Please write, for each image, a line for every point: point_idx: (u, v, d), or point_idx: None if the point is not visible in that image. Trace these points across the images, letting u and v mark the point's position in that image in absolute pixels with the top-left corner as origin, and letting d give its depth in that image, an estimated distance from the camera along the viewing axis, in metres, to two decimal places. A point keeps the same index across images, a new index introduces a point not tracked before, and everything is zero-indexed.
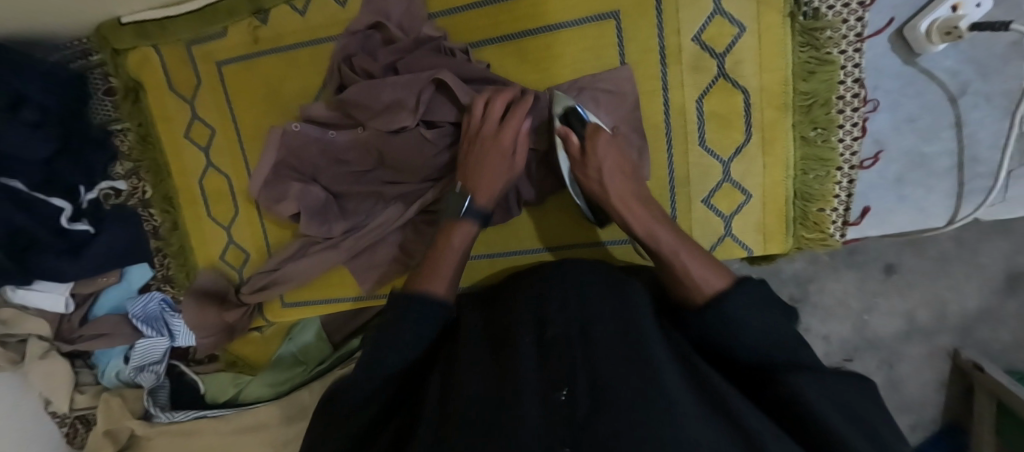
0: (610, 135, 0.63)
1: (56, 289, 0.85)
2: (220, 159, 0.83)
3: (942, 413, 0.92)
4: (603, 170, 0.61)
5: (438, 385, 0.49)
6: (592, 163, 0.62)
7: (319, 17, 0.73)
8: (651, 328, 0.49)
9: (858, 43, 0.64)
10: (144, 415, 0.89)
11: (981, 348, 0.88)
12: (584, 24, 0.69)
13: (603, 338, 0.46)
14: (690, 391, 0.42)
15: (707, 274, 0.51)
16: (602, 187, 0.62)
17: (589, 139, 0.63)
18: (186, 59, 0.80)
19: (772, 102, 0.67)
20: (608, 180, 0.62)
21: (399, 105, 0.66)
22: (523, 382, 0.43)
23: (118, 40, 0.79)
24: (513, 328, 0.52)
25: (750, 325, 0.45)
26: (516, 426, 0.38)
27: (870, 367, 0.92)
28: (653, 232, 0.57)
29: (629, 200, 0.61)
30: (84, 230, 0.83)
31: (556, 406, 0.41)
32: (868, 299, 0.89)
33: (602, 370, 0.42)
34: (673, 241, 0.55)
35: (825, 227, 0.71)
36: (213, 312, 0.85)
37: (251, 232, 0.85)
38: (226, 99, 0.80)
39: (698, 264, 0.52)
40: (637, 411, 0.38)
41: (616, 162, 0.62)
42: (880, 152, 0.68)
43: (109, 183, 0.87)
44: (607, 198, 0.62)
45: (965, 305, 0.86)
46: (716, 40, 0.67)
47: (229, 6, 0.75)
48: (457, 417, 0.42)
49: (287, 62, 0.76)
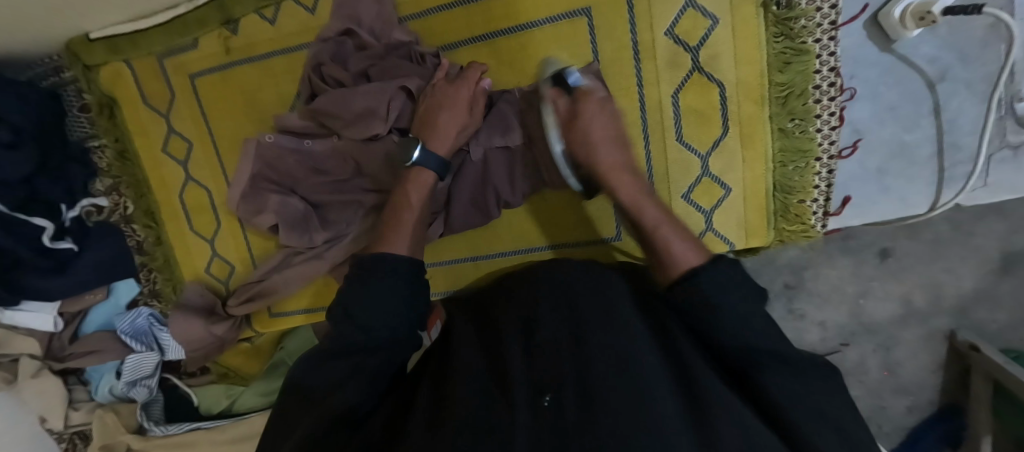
0: (602, 99, 0.61)
1: (44, 310, 0.85)
2: (201, 173, 0.83)
3: (940, 395, 0.92)
4: (591, 134, 0.59)
5: (426, 391, 0.49)
6: (580, 126, 0.59)
7: (290, 24, 0.72)
8: (631, 316, 0.49)
9: (833, 31, 0.63)
10: (138, 429, 0.91)
11: (976, 329, 0.88)
12: (558, 22, 0.68)
13: (595, 343, 0.44)
14: (666, 380, 0.43)
15: (684, 251, 0.52)
16: (589, 154, 0.59)
17: (580, 100, 0.61)
18: (158, 72, 0.79)
19: (749, 95, 0.67)
20: (599, 146, 0.59)
21: (365, 109, 0.65)
22: (512, 389, 0.42)
23: (89, 56, 0.78)
24: (503, 334, 0.51)
25: (737, 315, 0.46)
26: (502, 440, 0.37)
27: (867, 351, 0.92)
28: (639, 202, 0.58)
29: (620, 168, 0.59)
30: (68, 248, 0.82)
31: (542, 411, 0.40)
32: (864, 284, 0.89)
33: (591, 377, 0.41)
34: (656, 217, 0.57)
35: (806, 218, 0.71)
36: (200, 324, 0.84)
37: (234, 243, 0.84)
38: (200, 110, 0.80)
39: (677, 239, 0.53)
40: (625, 420, 0.37)
41: (605, 128, 0.60)
42: (859, 140, 0.68)
43: (90, 201, 0.85)
44: (595, 167, 0.59)
45: (961, 287, 0.86)
46: (690, 33, 0.66)
47: (197, 17, 0.74)
48: (444, 425, 0.41)
49: (260, 71, 0.75)
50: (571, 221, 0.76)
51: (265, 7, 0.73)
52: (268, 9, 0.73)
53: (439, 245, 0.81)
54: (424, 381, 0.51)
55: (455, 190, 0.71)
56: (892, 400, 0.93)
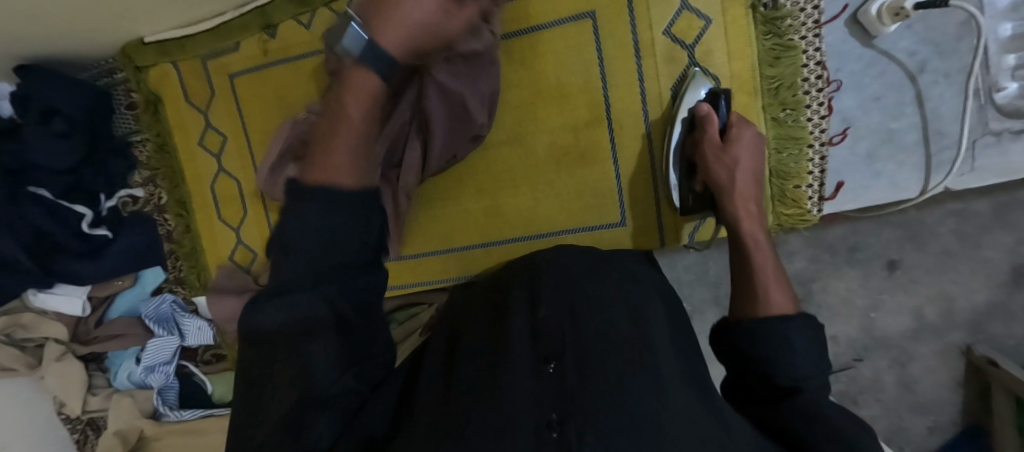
0: (756, 132, 0.66)
1: (73, 293, 0.89)
2: (231, 164, 0.89)
3: (961, 416, 0.89)
4: (739, 161, 0.63)
5: (439, 370, 0.53)
6: (731, 151, 0.64)
7: (323, 28, 0.80)
8: (617, 294, 0.54)
9: (817, 29, 0.69)
10: (153, 414, 0.94)
11: (994, 345, 0.87)
12: (566, 23, 0.75)
13: (587, 319, 0.49)
14: (665, 354, 0.48)
15: (777, 297, 0.53)
16: (730, 175, 0.63)
17: (735, 125, 0.66)
18: (202, 73, 0.87)
19: (742, 87, 0.72)
20: (739, 171, 0.63)
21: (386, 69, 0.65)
22: (513, 360, 0.46)
23: (141, 58, 0.87)
24: (507, 305, 0.55)
25: (802, 353, 0.47)
26: (507, 399, 0.42)
27: (882, 367, 0.91)
28: (756, 235, 0.60)
29: (749, 200, 0.62)
30: (103, 234, 0.88)
31: (546, 378, 0.44)
32: (873, 296, 0.89)
33: (586, 347, 0.46)
34: (768, 256, 0.58)
35: (802, 203, 0.74)
36: (233, 298, 0.87)
37: (257, 230, 0.89)
38: (237, 107, 0.87)
39: (775, 285, 0.55)
40: (615, 387, 0.42)
41: (752, 157, 0.64)
42: (847, 128, 0.73)
43: (127, 191, 0.92)
44: (730, 188, 0.63)
45: (973, 300, 0.86)
46: (685, 32, 0.72)
47: (241, 23, 0.82)
48: (458, 395, 0.46)
49: (292, 70, 0.83)
50: (574, 207, 0.80)
51: (301, 14, 0.81)
52: (304, 15, 0.81)
53: (451, 233, 0.86)
54: (432, 350, 0.57)
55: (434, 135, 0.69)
56: (912, 420, 0.91)
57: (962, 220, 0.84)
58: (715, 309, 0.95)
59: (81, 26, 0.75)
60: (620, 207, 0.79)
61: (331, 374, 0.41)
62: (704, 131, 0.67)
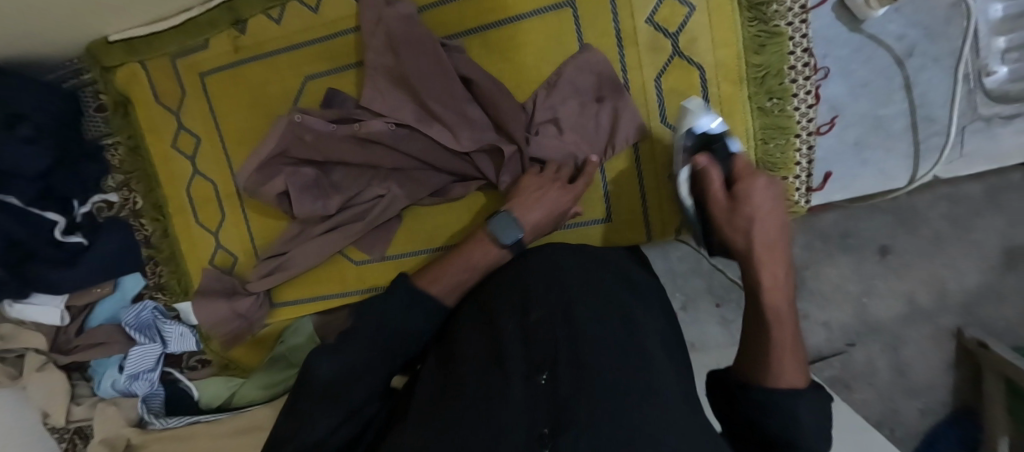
0: (771, 180, 0.54)
1: (50, 303, 0.88)
2: (207, 166, 0.87)
3: (952, 398, 0.89)
4: (755, 219, 0.52)
5: (436, 373, 0.50)
6: (742, 210, 0.53)
7: (295, 23, 0.77)
8: (612, 299, 0.52)
9: (804, 15, 0.67)
10: (138, 422, 0.92)
11: (984, 327, 0.87)
12: (545, 14, 0.72)
13: (589, 325, 0.46)
14: (662, 366, 0.45)
15: (790, 367, 0.47)
16: (746, 239, 0.53)
17: (743, 181, 0.55)
18: (171, 72, 0.84)
19: (727, 76, 0.70)
20: (757, 232, 0.52)
21: (448, 132, 0.70)
22: (509, 366, 0.44)
23: (107, 57, 0.83)
24: (495, 313, 0.51)
25: (806, 417, 0.45)
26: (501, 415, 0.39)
27: (874, 352, 0.90)
28: (779, 310, 0.49)
29: (775, 255, 0.51)
30: (78, 242, 0.86)
31: (540, 387, 0.42)
32: (866, 282, 0.88)
33: (584, 356, 0.43)
34: (790, 332, 0.48)
35: (790, 195, 0.73)
36: (223, 302, 0.86)
37: (238, 234, 0.88)
38: (210, 107, 0.84)
39: (789, 354, 0.47)
40: (614, 403, 0.38)
41: (771, 211, 0.53)
42: (835, 117, 0.72)
43: (101, 196, 0.90)
44: (748, 250, 0.52)
45: (965, 283, 0.86)
46: (668, 20, 0.70)
47: (207, 18, 0.79)
48: (450, 407, 0.43)
49: (266, 68, 0.80)
50: None
51: (272, 8, 0.78)
52: (275, 9, 0.78)
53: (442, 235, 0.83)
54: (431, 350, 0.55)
55: (438, 154, 0.72)
56: (904, 403, 0.91)
57: (952, 204, 0.84)
58: (708, 299, 0.95)
59: (43, 28, 0.72)
60: (606, 202, 0.77)
61: (366, 391, 0.48)
62: (704, 184, 0.57)
